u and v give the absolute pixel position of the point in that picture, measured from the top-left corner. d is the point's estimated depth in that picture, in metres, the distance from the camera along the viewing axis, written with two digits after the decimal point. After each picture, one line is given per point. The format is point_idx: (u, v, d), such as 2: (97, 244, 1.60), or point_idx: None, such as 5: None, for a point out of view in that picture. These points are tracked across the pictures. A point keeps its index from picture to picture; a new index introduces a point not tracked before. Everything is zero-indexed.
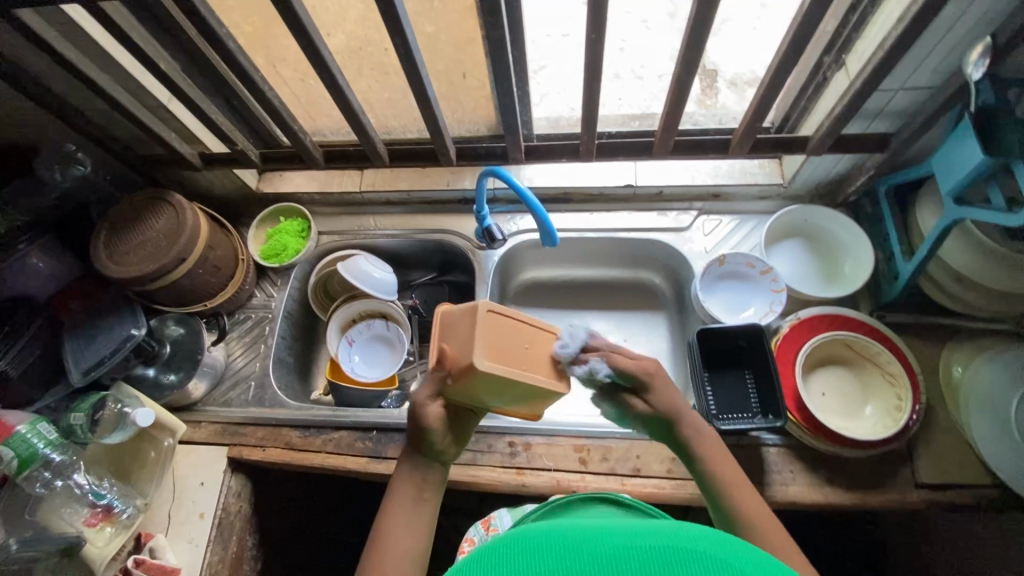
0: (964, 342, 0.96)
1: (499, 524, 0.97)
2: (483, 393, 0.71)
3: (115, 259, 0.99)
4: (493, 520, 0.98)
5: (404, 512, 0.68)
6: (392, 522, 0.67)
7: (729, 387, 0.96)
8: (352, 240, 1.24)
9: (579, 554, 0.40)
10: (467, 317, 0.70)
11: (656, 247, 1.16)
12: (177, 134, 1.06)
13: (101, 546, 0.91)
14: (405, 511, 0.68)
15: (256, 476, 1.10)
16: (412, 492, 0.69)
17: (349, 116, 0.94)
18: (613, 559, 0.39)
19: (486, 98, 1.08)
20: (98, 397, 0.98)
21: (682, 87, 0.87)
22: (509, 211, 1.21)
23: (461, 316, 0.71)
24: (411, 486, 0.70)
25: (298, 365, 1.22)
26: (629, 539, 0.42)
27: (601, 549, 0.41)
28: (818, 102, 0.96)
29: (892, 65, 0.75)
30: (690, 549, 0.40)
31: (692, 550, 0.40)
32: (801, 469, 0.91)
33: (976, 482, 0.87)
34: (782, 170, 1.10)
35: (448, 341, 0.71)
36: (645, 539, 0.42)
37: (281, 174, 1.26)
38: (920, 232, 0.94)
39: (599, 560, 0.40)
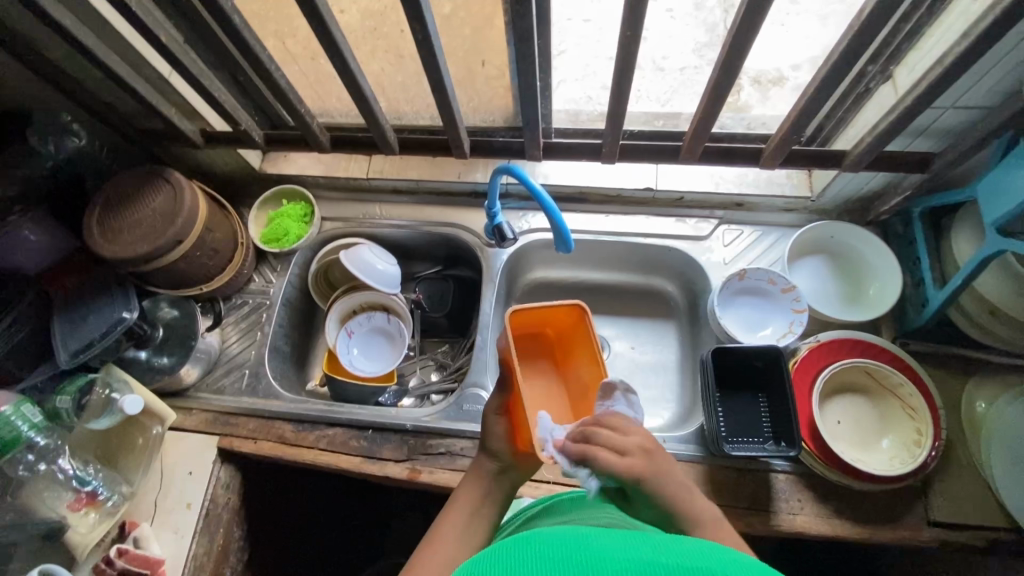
0: (988, 377, 0.92)
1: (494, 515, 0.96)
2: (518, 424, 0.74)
3: (109, 237, 0.95)
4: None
5: (457, 518, 0.67)
6: (444, 527, 0.67)
7: (740, 409, 0.93)
8: (356, 228, 1.20)
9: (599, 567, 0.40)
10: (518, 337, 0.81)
11: (672, 254, 1.11)
12: (180, 108, 1.01)
13: (85, 533, 0.90)
14: (459, 519, 0.67)
15: (246, 466, 1.07)
16: (470, 502, 0.69)
17: (359, 102, 0.88)
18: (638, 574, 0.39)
19: (505, 88, 1.02)
20: (87, 380, 0.96)
21: (716, 90, 0.82)
22: (521, 207, 1.16)
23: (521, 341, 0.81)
24: (472, 496, 0.70)
25: (295, 354, 1.19)
26: (654, 554, 0.41)
27: (624, 562, 0.40)
28: (857, 115, 0.90)
29: (949, 83, 0.70)
30: (717, 573, 0.39)
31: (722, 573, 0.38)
32: (809, 499, 0.88)
33: (991, 524, 0.84)
34: (810, 183, 1.05)
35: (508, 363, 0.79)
36: (673, 556, 0.41)
37: (286, 155, 1.21)
38: (954, 260, 0.89)
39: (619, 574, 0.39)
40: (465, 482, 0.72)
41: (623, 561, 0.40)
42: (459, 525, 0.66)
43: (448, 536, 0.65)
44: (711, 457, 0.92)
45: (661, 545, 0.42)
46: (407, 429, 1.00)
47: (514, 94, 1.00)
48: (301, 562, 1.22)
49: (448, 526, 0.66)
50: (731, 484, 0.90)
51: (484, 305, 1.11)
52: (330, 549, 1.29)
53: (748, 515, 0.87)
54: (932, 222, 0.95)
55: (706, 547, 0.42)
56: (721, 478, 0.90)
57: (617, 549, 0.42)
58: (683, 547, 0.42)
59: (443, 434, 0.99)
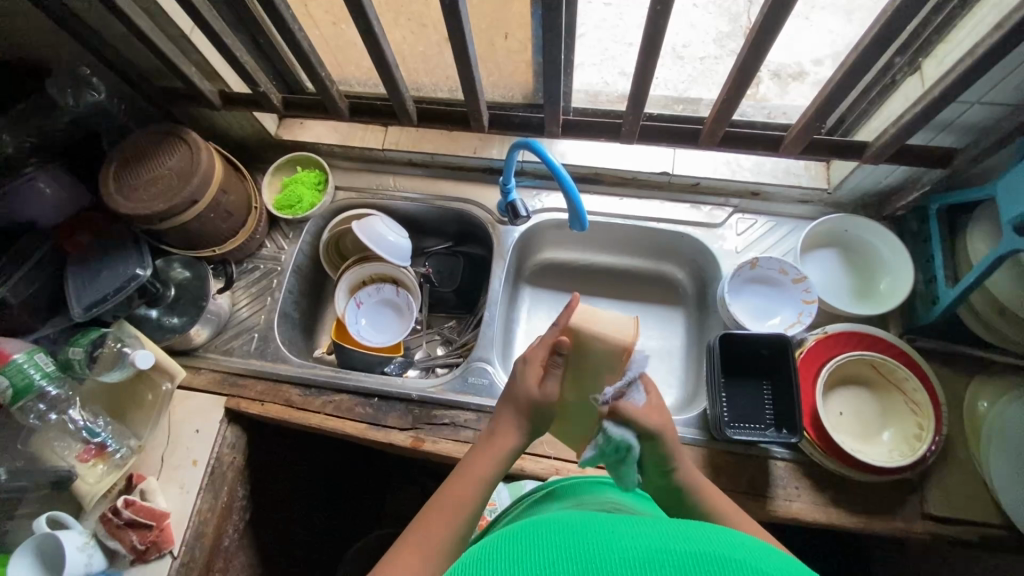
0: (991, 377, 0.93)
1: (497, 498, 0.99)
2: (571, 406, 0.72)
3: (125, 193, 0.95)
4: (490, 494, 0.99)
5: (475, 485, 0.66)
6: (460, 487, 0.65)
7: (744, 395, 0.94)
8: (370, 198, 1.20)
9: (608, 552, 0.42)
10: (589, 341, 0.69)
11: (684, 241, 1.11)
12: (199, 67, 1.00)
13: (92, 483, 0.91)
14: (476, 483, 0.66)
15: (252, 428, 1.09)
16: (492, 470, 0.67)
17: (381, 68, 0.88)
18: (647, 558, 0.41)
19: (527, 63, 1.01)
20: (98, 333, 0.97)
21: (742, 74, 0.81)
22: (536, 185, 1.16)
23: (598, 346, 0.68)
24: (492, 462, 0.68)
25: (304, 322, 1.20)
26: (660, 542, 0.43)
27: (634, 549, 0.42)
28: (880, 107, 0.90)
29: (978, 76, 0.69)
30: (726, 555, 0.41)
31: (730, 559, 0.41)
32: (806, 487, 0.89)
33: (983, 519, 0.85)
34: (828, 175, 1.04)
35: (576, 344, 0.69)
36: (680, 542, 0.43)
37: (302, 122, 1.21)
38: (968, 259, 0.89)
39: (631, 561, 0.40)
40: (489, 446, 0.69)
41: (632, 548, 0.42)
42: (475, 492, 0.65)
43: (462, 501, 0.64)
44: (712, 441, 0.93)
45: (668, 535, 0.44)
46: (413, 399, 1.01)
47: (535, 70, 0.99)
48: (301, 525, 1.24)
49: (464, 489, 0.65)
50: (729, 468, 0.91)
51: (495, 281, 1.12)
52: (328, 514, 1.32)
53: (746, 500, 0.88)
54: (948, 220, 0.95)
55: (710, 534, 0.45)
56: (720, 461, 0.91)
57: (626, 539, 0.44)
58: (688, 535, 0.44)
59: (448, 406, 1.00)
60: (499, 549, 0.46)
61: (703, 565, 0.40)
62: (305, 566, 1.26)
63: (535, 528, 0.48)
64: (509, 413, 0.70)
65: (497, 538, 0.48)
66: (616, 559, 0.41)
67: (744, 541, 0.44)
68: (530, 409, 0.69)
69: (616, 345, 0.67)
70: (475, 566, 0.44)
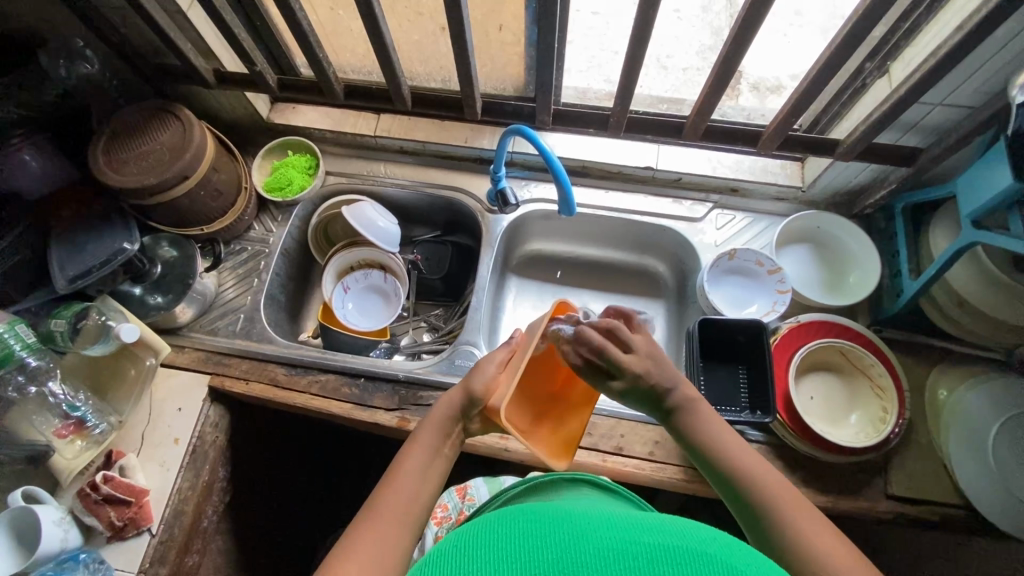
0: (951, 366, 0.98)
1: (476, 494, 0.96)
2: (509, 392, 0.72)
3: (114, 167, 0.95)
4: (470, 489, 0.97)
5: (422, 455, 0.68)
6: (410, 458, 0.68)
7: (721, 379, 0.97)
8: (359, 184, 1.21)
9: (585, 547, 0.43)
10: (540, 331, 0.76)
11: (666, 233, 1.16)
12: (195, 45, 1.01)
13: (70, 458, 0.91)
14: (422, 455, 0.69)
15: (234, 409, 1.08)
16: (438, 435, 0.71)
17: (379, 50, 0.90)
18: (624, 554, 0.41)
19: (519, 56, 1.04)
20: (83, 307, 0.96)
21: (724, 72, 0.85)
22: (524, 176, 1.19)
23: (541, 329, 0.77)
24: (436, 435, 0.71)
25: (290, 305, 1.20)
26: (637, 536, 0.44)
27: (610, 543, 0.43)
28: (851, 109, 0.96)
29: (939, 76, 0.75)
30: (701, 550, 0.42)
31: (701, 552, 0.41)
32: (779, 468, 0.93)
33: (943, 500, 0.90)
34: (803, 174, 1.10)
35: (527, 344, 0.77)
36: (659, 538, 0.44)
37: (295, 107, 1.22)
38: (930, 253, 0.95)
39: (606, 554, 0.42)
40: (434, 413, 0.73)
41: (608, 543, 0.43)
42: (422, 459, 0.68)
43: (411, 472, 0.66)
44: None
45: (643, 530, 0.45)
46: (399, 379, 1.02)
47: (527, 62, 1.03)
48: (277, 510, 1.24)
49: (414, 456, 0.68)
50: None
51: (482, 268, 1.14)
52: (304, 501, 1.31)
53: None
54: (912, 218, 1.01)
55: (687, 529, 0.46)
56: None
57: (603, 534, 0.45)
58: (664, 530, 0.45)
59: (433, 387, 1.02)
60: (480, 536, 0.47)
61: (675, 557, 0.41)
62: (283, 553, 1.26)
63: (513, 520, 0.49)
64: (455, 392, 0.74)
65: (476, 527, 0.49)
66: (591, 553, 0.42)
67: (720, 536, 0.45)
68: (467, 392, 0.73)
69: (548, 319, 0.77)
70: (457, 552, 0.45)
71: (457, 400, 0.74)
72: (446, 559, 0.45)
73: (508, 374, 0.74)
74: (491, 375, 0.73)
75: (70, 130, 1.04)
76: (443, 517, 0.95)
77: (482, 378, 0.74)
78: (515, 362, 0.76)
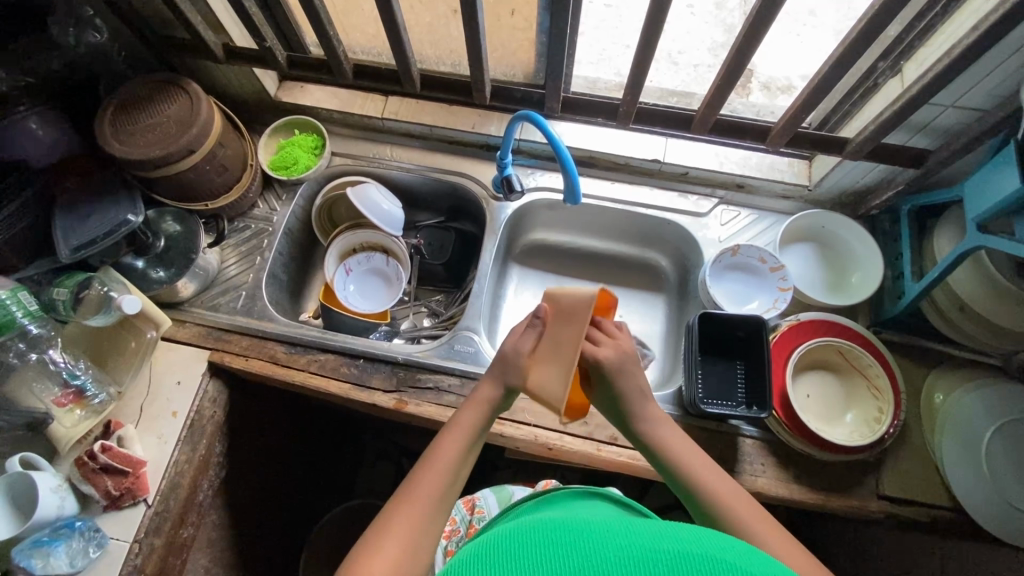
0: (948, 370, 0.98)
1: (485, 506, 0.98)
2: (552, 380, 0.70)
3: (120, 138, 0.95)
4: (478, 502, 0.99)
5: (461, 441, 0.70)
6: (448, 443, 0.70)
7: (718, 373, 0.98)
8: (364, 166, 1.21)
9: (606, 554, 0.45)
10: (574, 309, 0.73)
11: (669, 227, 1.15)
12: (205, 18, 1.00)
13: (68, 427, 0.91)
14: (460, 440, 0.70)
15: (233, 385, 1.08)
16: (477, 422, 0.73)
17: (389, 30, 0.89)
18: (645, 562, 0.43)
19: (530, 41, 1.03)
20: (85, 277, 0.96)
21: (735, 66, 0.84)
22: (531, 164, 1.19)
23: (570, 307, 0.74)
24: (476, 419, 0.73)
25: (291, 284, 1.20)
26: (657, 542, 0.46)
27: (631, 550, 0.45)
28: (861, 108, 0.95)
29: (952, 77, 0.74)
30: (719, 556, 0.44)
31: (719, 559, 0.43)
32: (771, 463, 0.93)
33: (936, 501, 0.91)
34: (810, 172, 1.09)
35: (557, 322, 0.75)
36: (676, 544, 0.45)
37: (303, 86, 1.21)
38: (933, 256, 0.95)
39: (627, 563, 0.43)
40: (475, 399, 0.75)
41: (627, 549, 0.45)
42: (461, 445, 0.70)
43: (449, 457, 0.68)
44: (685, 416, 0.97)
45: (661, 535, 0.47)
46: (398, 361, 1.02)
47: (538, 48, 1.02)
48: (273, 487, 1.25)
49: (448, 450, 0.69)
50: (700, 442, 0.95)
51: (484, 255, 1.14)
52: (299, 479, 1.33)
53: None
54: (917, 220, 1.01)
55: (704, 535, 0.47)
56: (691, 436, 0.96)
57: (622, 539, 0.47)
58: (679, 536, 0.46)
59: (432, 370, 1.02)
60: (501, 543, 0.49)
61: (695, 565, 0.42)
62: (275, 529, 1.28)
63: (532, 527, 0.51)
64: (495, 377, 0.76)
65: (497, 534, 0.51)
66: (613, 561, 0.44)
67: (736, 543, 0.47)
68: (506, 373, 0.75)
69: (581, 297, 0.73)
70: (481, 558, 0.47)
71: (495, 392, 0.75)
72: (470, 564, 0.46)
73: (538, 357, 0.74)
74: (521, 363, 0.74)
75: (76, 100, 1.04)
76: (451, 532, 0.96)
77: (515, 371, 0.74)
78: (546, 341, 0.74)
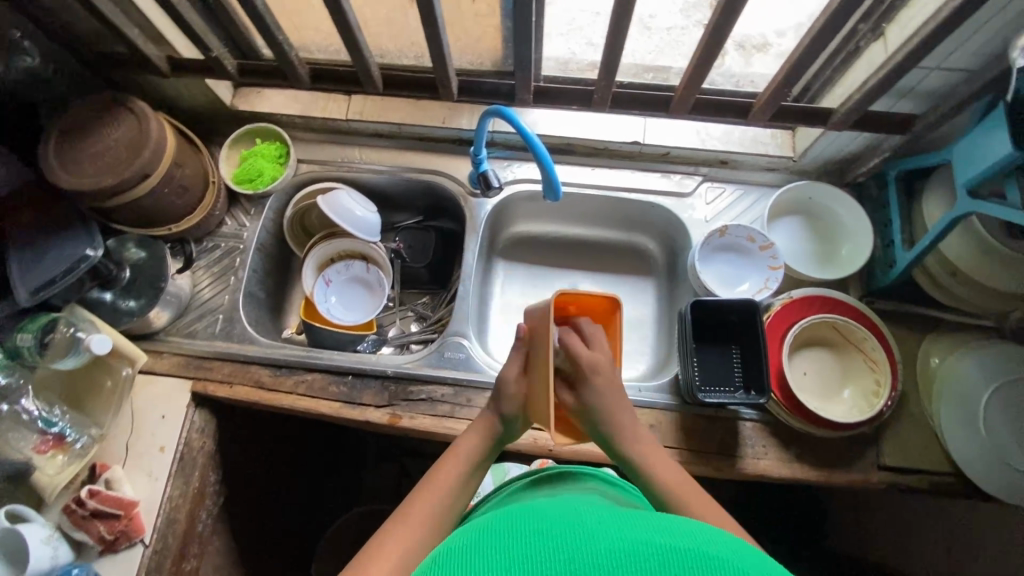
0: (941, 335, 0.98)
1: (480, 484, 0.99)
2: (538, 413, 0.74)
3: (68, 168, 0.89)
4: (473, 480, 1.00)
5: (458, 468, 0.72)
6: (447, 467, 0.72)
7: (713, 359, 0.96)
8: (334, 172, 1.16)
9: (597, 550, 0.43)
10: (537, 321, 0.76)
11: (655, 210, 1.12)
12: (145, 30, 0.93)
13: (52, 474, 0.88)
14: (460, 463, 0.73)
15: (221, 413, 1.05)
16: (474, 453, 0.75)
17: (342, 30, 0.83)
18: (635, 556, 0.41)
19: (494, 27, 0.99)
20: (49, 319, 0.91)
21: (714, 41, 0.80)
22: (507, 156, 1.14)
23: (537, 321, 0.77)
24: (474, 444, 0.76)
25: (270, 301, 1.16)
26: (648, 537, 0.44)
27: (623, 545, 0.43)
28: (843, 74, 0.92)
29: (938, 42, 0.71)
30: (713, 552, 0.42)
31: (713, 555, 0.42)
32: (773, 445, 0.93)
33: (935, 468, 0.91)
34: (793, 143, 1.07)
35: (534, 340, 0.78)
36: (667, 538, 0.44)
37: (260, 91, 1.15)
38: (923, 223, 0.93)
39: (618, 556, 0.42)
40: (470, 434, 0.77)
41: (618, 544, 0.43)
42: (460, 470, 0.72)
43: (446, 480, 0.70)
44: (685, 405, 0.96)
45: (654, 530, 0.46)
46: (388, 375, 0.99)
47: (504, 34, 0.97)
48: (273, 506, 1.23)
49: (450, 469, 0.72)
50: (701, 429, 0.94)
51: (467, 255, 1.10)
52: (301, 494, 1.32)
53: (716, 458, 0.92)
54: (905, 186, 0.98)
55: (697, 531, 0.46)
56: (692, 424, 0.95)
57: (611, 534, 0.45)
58: (671, 532, 0.45)
59: (423, 382, 0.99)
60: (488, 542, 0.47)
61: (688, 561, 0.41)
62: (283, 546, 1.27)
63: (519, 527, 0.49)
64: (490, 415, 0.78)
65: (481, 535, 0.49)
66: (603, 556, 0.42)
67: (730, 540, 0.46)
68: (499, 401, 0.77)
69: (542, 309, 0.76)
70: (469, 559, 0.45)
71: (491, 425, 0.77)
72: (453, 573, 0.44)
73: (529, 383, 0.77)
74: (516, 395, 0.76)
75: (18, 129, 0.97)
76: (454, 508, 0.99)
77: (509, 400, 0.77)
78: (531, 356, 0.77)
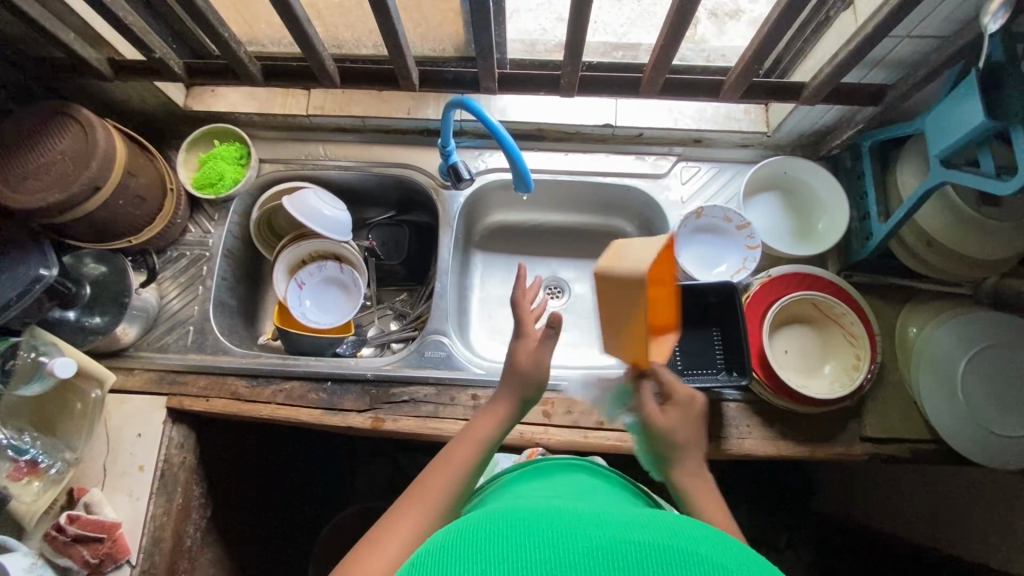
0: (918, 305, 0.99)
1: None
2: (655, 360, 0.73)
3: (11, 185, 0.84)
4: None
5: (473, 450, 0.68)
6: (462, 449, 0.68)
7: (694, 343, 0.96)
8: (299, 170, 1.12)
9: (575, 545, 0.41)
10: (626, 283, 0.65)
11: (631, 193, 1.10)
12: (82, 33, 0.88)
13: (30, 502, 0.86)
14: (477, 446, 0.69)
15: (200, 426, 1.03)
16: (490, 437, 0.70)
17: (290, 24, 0.79)
18: (613, 554, 0.40)
19: (453, 11, 0.95)
20: (9, 344, 0.88)
21: (680, 18, 0.77)
22: (476, 145, 1.11)
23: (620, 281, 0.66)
24: (493, 428, 0.71)
25: (243, 308, 1.13)
26: (626, 533, 0.43)
27: (600, 541, 0.42)
28: (813, 46, 0.90)
29: (908, 12, 0.69)
30: (692, 549, 0.41)
31: (691, 552, 0.41)
32: (757, 425, 0.94)
33: (915, 436, 0.93)
34: (767, 118, 1.05)
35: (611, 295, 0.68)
36: (646, 535, 0.43)
37: (214, 90, 1.10)
38: (898, 194, 0.92)
39: (594, 553, 0.40)
40: (488, 415, 0.72)
41: (595, 540, 0.42)
42: (474, 453, 0.68)
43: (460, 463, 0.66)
44: None
45: (632, 526, 0.44)
46: (368, 379, 0.98)
47: (464, 19, 0.93)
48: (263, 512, 1.22)
49: (467, 451, 0.68)
50: None
51: (443, 251, 1.08)
52: (291, 497, 1.31)
53: None
54: (879, 156, 0.97)
55: (675, 524, 0.45)
56: None
57: (588, 529, 0.44)
58: (651, 528, 0.44)
59: (405, 383, 0.98)
60: (462, 534, 0.45)
61: (666, 558, 0.40)
62: (277, 551, 1.26)
63: (497, 514, 0.48)
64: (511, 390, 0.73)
65: (458, 519, 0.48)
66: (580, 553, 0.40)
67: (707, 533, 0.45)
68: (524, 382, 0.73)
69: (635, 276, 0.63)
70: (443, 554, 0.43)
71: (509, 407, 0.73)
72: (429, 559, 0.43)
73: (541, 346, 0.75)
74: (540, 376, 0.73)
75: None
76: None
77: (535, 385, 0.73)
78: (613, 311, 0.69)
